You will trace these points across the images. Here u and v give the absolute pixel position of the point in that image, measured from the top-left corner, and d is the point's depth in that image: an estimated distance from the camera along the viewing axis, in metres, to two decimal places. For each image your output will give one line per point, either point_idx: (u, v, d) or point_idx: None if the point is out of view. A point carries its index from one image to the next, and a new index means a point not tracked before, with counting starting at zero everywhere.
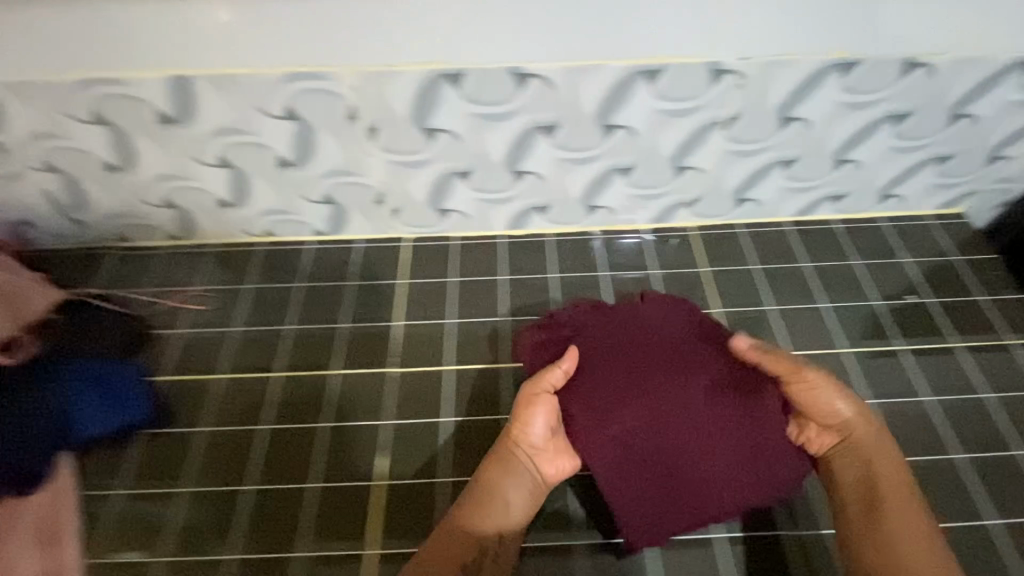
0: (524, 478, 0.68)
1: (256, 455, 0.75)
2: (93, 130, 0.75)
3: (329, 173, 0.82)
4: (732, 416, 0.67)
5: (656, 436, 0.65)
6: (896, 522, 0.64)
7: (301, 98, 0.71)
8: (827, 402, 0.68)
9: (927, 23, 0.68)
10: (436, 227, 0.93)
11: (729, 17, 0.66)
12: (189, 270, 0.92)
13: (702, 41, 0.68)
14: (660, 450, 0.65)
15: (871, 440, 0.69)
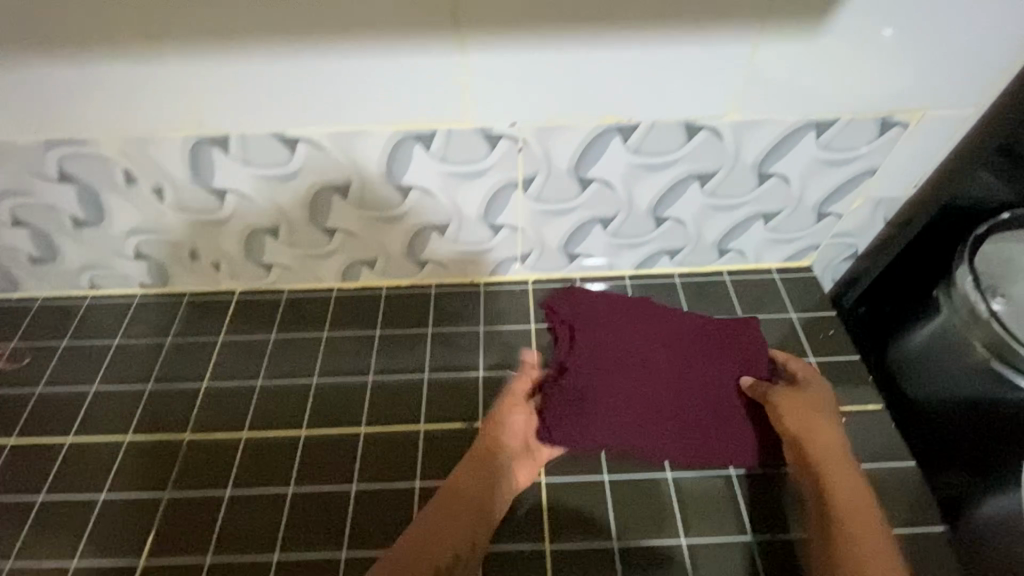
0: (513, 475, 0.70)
1: (25, 528, 0.74)
2: None
3: (128, 233, 0.81)
4: (706, 351, 0.74)
5: (654, 366, 0.72)
6: (872, 540, 0.58)
7: (71, 161, 0.70)
8: (798, 414, 0.69)
9: (701, 87, 0.66)
10: (264, 280, 0.91)
11: (486, 82, 0.63)
12: (9, 323, 0.90)
13: (463, 109, 0.66)
14: (706, 372, 0.72)
15: (838, 454, 0.67)
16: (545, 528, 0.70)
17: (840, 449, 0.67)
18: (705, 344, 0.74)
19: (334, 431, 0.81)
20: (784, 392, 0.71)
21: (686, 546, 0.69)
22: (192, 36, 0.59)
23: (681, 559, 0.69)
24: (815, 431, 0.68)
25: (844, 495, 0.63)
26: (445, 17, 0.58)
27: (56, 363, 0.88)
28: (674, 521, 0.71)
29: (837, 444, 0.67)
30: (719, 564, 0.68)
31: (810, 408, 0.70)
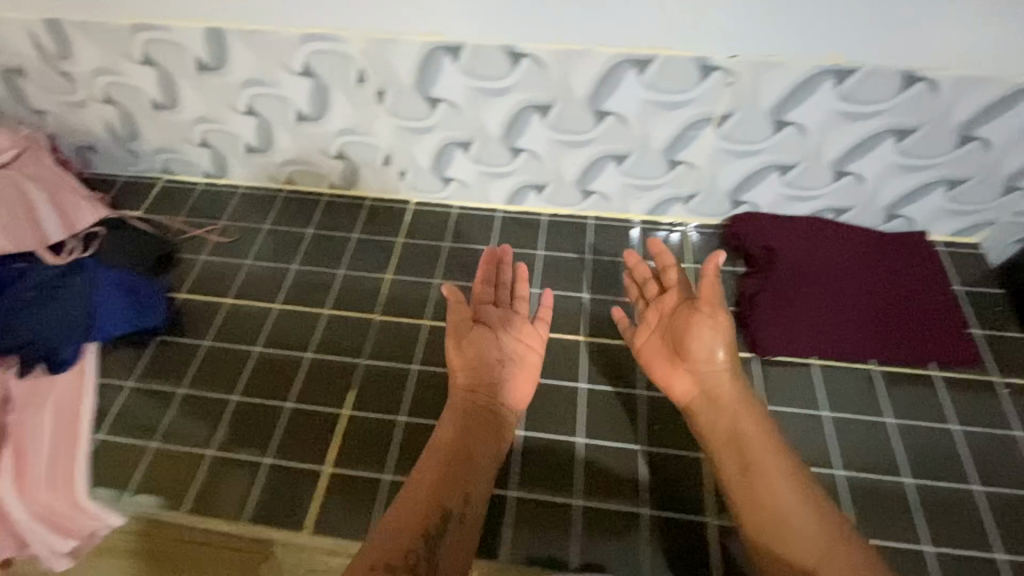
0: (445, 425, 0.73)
1: (246, 369, 0.84)
2: (129, 79, 0.86)
3: (339, 132, 0.90)
4: (894, 271, 0.87)
5: (846, 275, 0.86)
6: (777, 475, 0.67)
7: (318, 56, 0.79)
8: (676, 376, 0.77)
9: (929, 34, 0.68)
10: (438, 193, 0.98)
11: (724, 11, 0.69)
12: (218, 205, 1.02)
13: (687, 39, 0.71)
14: (892, 287, 0.86)
15: (732, 394, 0.73)
16: (699, 441, 0.77)
17: (734, 389, 0.73)
18: (895, 266, 0.87)
19: None
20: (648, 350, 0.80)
21: (840, 478, 0.73)
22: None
23: (836, 489, 0.72)
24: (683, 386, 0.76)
25: (736, 427, 0.71)
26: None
27: (256, 239, 0.98)
28: (828, 454, 0.75)
29: (731, 385, 0.73)
30: (880, 500, 0.71)
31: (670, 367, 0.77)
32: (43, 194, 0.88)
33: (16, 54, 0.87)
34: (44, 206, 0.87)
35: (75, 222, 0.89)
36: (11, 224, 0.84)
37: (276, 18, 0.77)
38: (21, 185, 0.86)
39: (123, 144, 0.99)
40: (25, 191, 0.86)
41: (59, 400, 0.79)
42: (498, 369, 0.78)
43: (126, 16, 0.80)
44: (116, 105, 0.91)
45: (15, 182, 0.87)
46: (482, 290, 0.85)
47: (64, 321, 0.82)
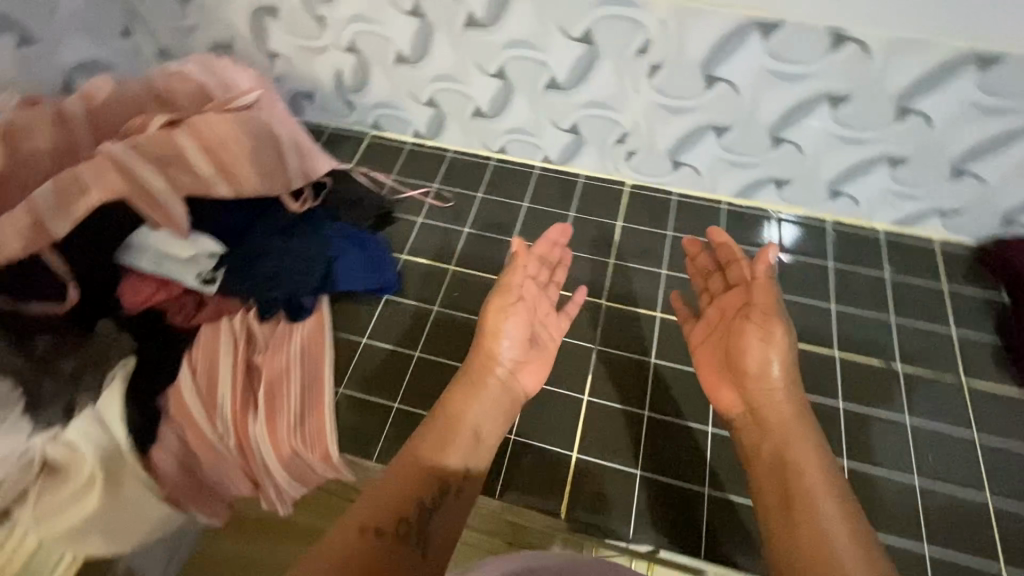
0: (473, 400, 0.67)
1: None
2: (384, 30, 0.84)
3: (585, 104, 0.85)
4: None
5: None
6: (824, 496, 0.57)
7: (606, 23, 0.74)
8: (726, 389, 0.70)
9: None
10: (661, 177, 0.94)
11: None
12: (428, 166, 1.01)
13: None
14: None
15: (781, 409, 0.65)
16: (984, 478, 0.71)
17: (778, 404, 0.65)
18: None
19: None
20: (703, 352, 0.75)
21: None
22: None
23: None
24: (727, 395, 0.70)
25: (786, 453, 0.62)
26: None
27: (471, 207, 0.96)
28: None
29: (780, 403, 0.65)
30: None
31: (731, 382, 0.70)
32: (286, 134, 0.86)
33: None
34: (288, 149, 0.85)
35: (310, 169, 0.88)
36: (263, 165, 0.81)
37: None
38: (270, 126, 0.84)
39: (344, 94, 0.98)
40: (273, 131, 0.84)
41: (300, 343, 0.79)
42: (493, 340, 0.71)
43: None
44: (357, 55, 0.90)
45: (264, 120, 0.84)
46: (529, 263, 0.78)
47: (302, 271, 0.81)
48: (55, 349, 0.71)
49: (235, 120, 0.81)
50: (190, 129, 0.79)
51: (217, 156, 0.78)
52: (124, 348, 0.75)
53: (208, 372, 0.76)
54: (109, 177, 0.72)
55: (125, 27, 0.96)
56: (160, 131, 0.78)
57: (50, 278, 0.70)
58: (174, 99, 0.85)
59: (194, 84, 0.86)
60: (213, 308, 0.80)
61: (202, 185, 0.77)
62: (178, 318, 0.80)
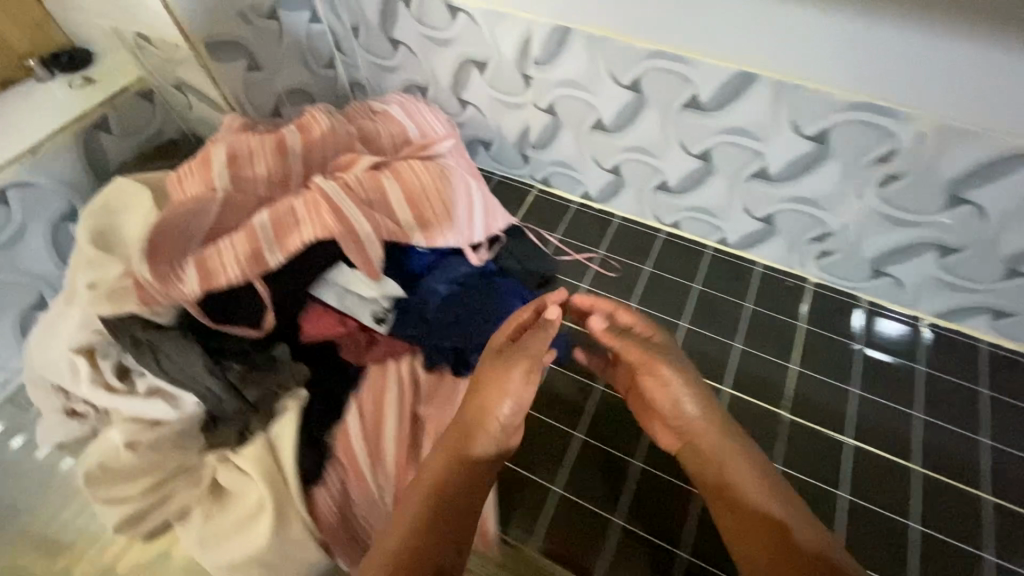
0: (439, 459, 0.61)
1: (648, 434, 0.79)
2: (590, 98, 0.82)
3: (790, 199, 0.80)
4: None
5: None
6: (751, 492, 0.58)
7: (851, 128, 0.68)
8: (658, 425, 0.69)
9: None
10: (852, 282, 0.87)
11: None
12: (594, 229, 0.99)
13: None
14: None
15: (712, 438, 0.63)
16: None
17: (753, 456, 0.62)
18: None
19: (946, 483, 0.75)
20: (635, 405, 0.72)
21: None
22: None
23: None
24: (690, 452, 0.64)
25: (723, 479, 0.60)
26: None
27: (640, 282, 0.93)
28: None
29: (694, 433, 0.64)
30: None
31: (668, 412, 0.66)
32: (476, 186, 0.87)
33: (487, 49, 0.85)
34: (476, 201, 0.86)
35: (491, 223, 0.88)
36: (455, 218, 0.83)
37: (850, 79, 0.64)
38: (465, 178, 0.85)
39: (525, 148, 0.98)
40: (467, 183, 0.85)
41: (469, 405, 0.78)
42: (491, 397, 0.62)
43: (638, 36, 0.72)
44: (552, 117, 0.89)
45: (459, 173, 0.86)
46: (532, 340, 0.66)
47: (472, 324, 0.79)
48: (243, 376, 0.73)
49: (437, 171, 0.83)
50: (395, 175, 0.81)
51: (417, 205, 0.80)
52: (299, 378, 0.75)
53: (376, 416, 0.75)
54: (326, 220, 0.74)
55: (330, 57, 0.99)
56: (367, 173, 0.80)
57: (252, 303, 0.73)
58: (374, 139, 0.88)
59: (396, 127, 0.89)
60: (382, 350, 0.79)
61: (401, 232, 0.79)
62: (350, 355, 0.79)
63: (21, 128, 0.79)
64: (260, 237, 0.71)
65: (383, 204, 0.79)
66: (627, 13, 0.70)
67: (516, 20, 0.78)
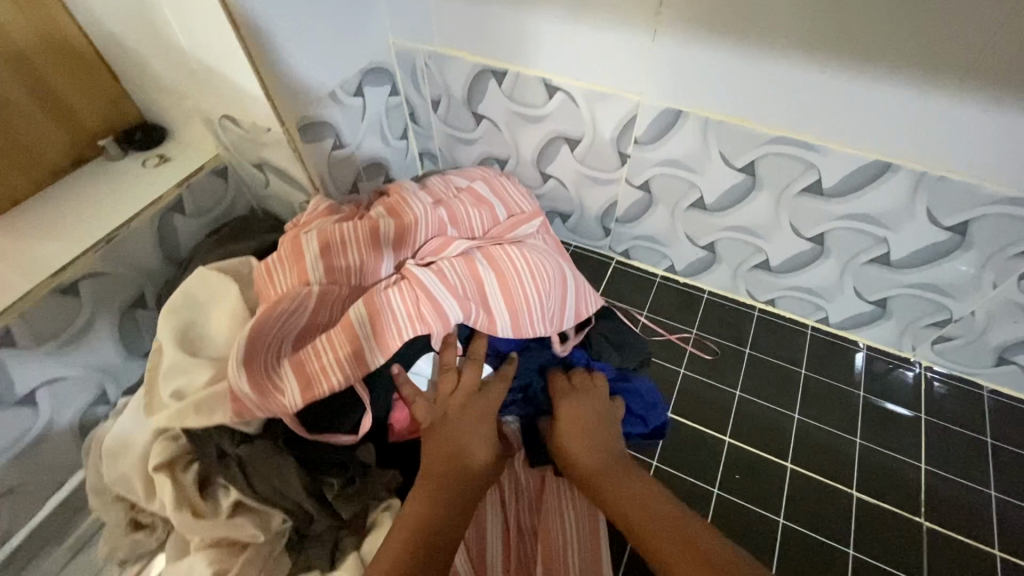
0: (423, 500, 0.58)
1: (778, 547, 0.72)
2: (694, 178, 0.79)
3: (913, 285, 0.76)
4: None
5: None
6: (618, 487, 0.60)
7: (998, 221, 0.64)
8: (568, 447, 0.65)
9: None
10: (970, 366, 0.82)
11: None
12: (684, 306, 0.94)
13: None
14: None
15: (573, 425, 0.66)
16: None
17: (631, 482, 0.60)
18: None
19: None
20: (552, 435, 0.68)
21: None
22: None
23: None
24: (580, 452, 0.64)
25: (596, 473, 0.62)
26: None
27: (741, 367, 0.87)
28: None
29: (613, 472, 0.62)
30: None
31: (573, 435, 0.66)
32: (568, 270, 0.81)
33: (582, 127, 0.81)
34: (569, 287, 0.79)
35: (581, 308, 0.80)
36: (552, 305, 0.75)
37: (1004, 173, 0.60)
38: (557, 262, 0.79)
39: (607, 221, 0.94)
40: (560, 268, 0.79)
41: (575, 522, 0.70)
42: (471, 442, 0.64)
43: (758, 121, 0.69)
44: (646, 194, 0.86)
45: (552, 257, 0.80)
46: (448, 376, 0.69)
47: None
48: (337, 497, 0.66)
49: (532, 256, 0.76)
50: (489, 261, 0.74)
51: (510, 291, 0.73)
52: (388, 487, 0.68)
53: (477, 532, 0.68)
54: (424, 318, 0.66)
55: (404, 128, 0.96)
56: (462, 261, 0.73)
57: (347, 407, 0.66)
58: (460, 219, 0.81)
59: (483, 204, 0.84)
60: None
61: (489, 321, 0.72)
62: None
63: (100, 215, 0.75)
64: (359, 332, 0.64)
65: (476, 293, 0.72)
66: (749, 99, 0.67)
67: (621, 101, 0.75)
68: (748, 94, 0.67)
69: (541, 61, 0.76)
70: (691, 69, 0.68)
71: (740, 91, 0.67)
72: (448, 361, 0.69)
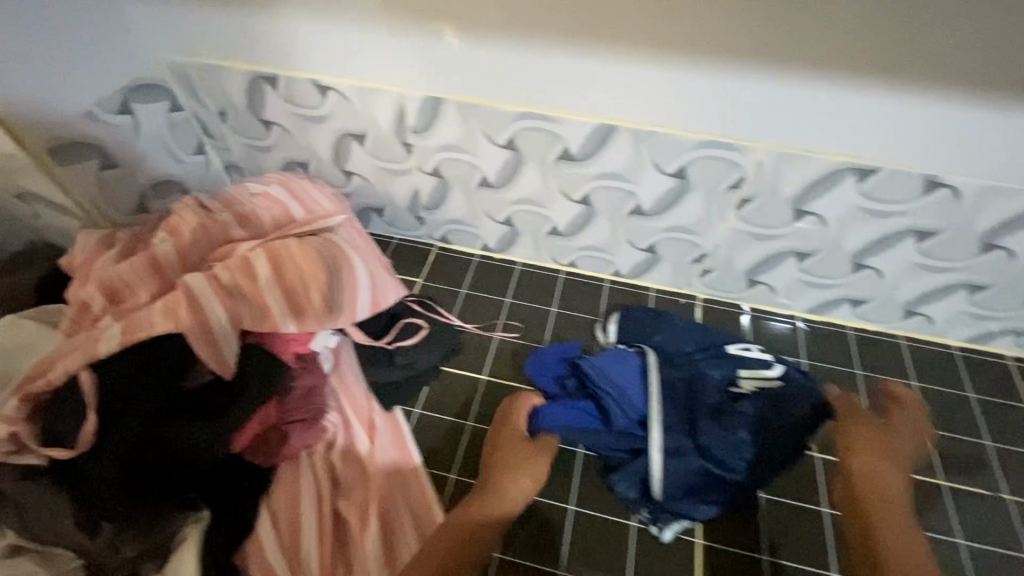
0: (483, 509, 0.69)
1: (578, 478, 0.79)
2: (466, 155, 0.85)
3: (668, 228, 0.87)
4: None
5: None
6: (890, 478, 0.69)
7: (702, 161, 0.76)
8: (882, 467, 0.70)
9: None
10: (737, 294, 0.94)
11: None
12: (500, 279, 1.01)
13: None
14: None
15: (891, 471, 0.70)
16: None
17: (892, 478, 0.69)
18: None
19: None
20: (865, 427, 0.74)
21: None
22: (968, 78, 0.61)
23: None
24: (866, 441, 0.73)
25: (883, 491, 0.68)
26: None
27: (548, 324, 0.96)
28: None
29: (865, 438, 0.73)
30: None
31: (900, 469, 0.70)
32: (362, 262, 0.82)
33: (363, 123, 0.85)
34: (363, 279, 0.81)
35: (381, 299, 0.83)
36: (342, 294, 0.78)
37: (689, 121, 0.73)
38: (345, 252, 0.80)
39: (416, 211, 0.99)
40: (350, 258, 0.80)
41: (404, 503, 0.73)
42: (510, 488, 0.71)
43: (499, 100, 0.77)
44: (436, 177, 0.91)
45: (341, 251, 0.80)
46: (197, 345, 0.69)
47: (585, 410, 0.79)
48: (118, 535, 0.63)
49: (312, 248, 0.77)
50: (265, 252, 0.76)
51: (282, 276, 0.75)
52: (184, 504, 0.67)
53: (294, 530, 0.69)
54: (178, 318, 0.68)
55: (199, 143, 0.94)
56: (235, 258, 0.75)
57: (72, 427, 0.64)
58: (254, 218, 0.83)
59: (278, 206, 0.85)
60: (295, 444, 0.75)
61: (257, 304, 0.73)
62: (260, 459, 0.74)
63: None
64: (104, 344, 0.67)
65: (250, 282, 0.74)
66: (484, 77, 0.75)
67: (385, 93, 0.80)
68: (483, 74, 0.74)
69: (304, 62, 0.79)
70: (434, 59, 0.74)
71: (476, 72, 0.75)
72: (201, 344, 0.69)
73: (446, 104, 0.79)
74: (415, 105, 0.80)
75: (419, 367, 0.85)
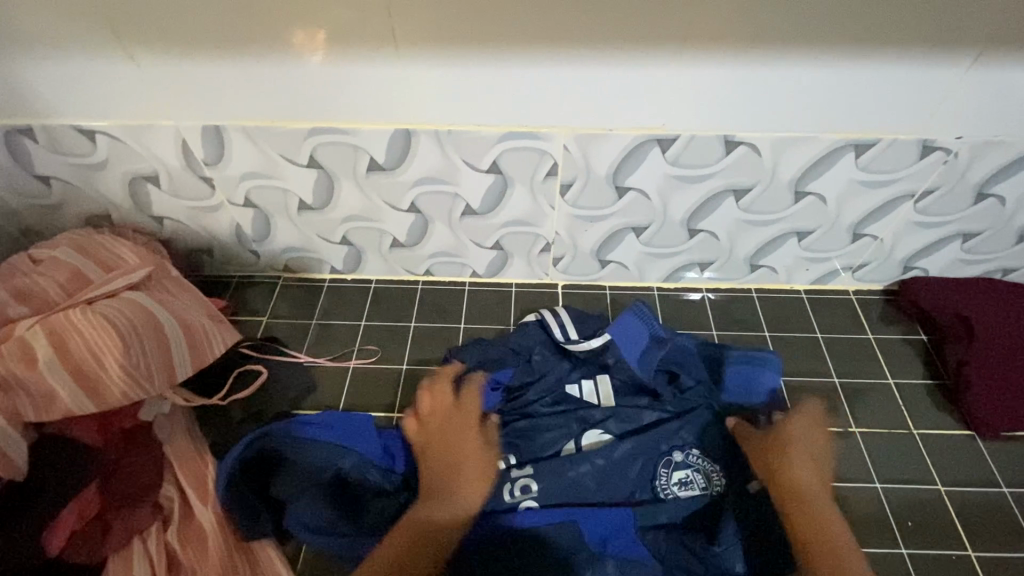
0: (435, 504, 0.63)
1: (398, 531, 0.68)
2: (274, 180, 0.79)
3: (505, 223, 0.84)
4: None
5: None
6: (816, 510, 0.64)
7: (513, 151, 0.73)
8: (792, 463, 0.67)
9: None
10: (593, 276, 0.93)
11: (962, 104, 0.67)
12: (353, 302, 0.94)
13: (926, 122, 0.69)
14: None
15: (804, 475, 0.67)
16: (960, 534, 0.72)
17: (805, 445, 0.70)
18: None
19: None
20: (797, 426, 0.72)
21: None
22: (734, 33, 0.61)
23: None
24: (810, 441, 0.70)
25: (799, 501, 0.64)
26: (976, 41, 0.61)
27: (407, 341, 0.90)
28: None
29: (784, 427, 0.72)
30: None
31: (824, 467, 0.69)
32: (171, 317, 0.75)
33: (150, 162, 0.77)
34: (175, 336, 0.74)
35: (204, 353, 0.77)
36: (150, 358, 0.71)
37: (487, 115, 0.70)
38: (149, 310, 0.73)
39: (245, 245, 0.90)
40: (154, 316, 0.73)
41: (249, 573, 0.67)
42: (453, 480, 0.65)
43: (289, 120, 0.72)
44: (252, 209, 0.83)
45: (144, 310, 0.73)
46: None
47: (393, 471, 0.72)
48: None
49: (103, 315, 0.70)
50: (48, 330, 0.68)
51: (70, 354, 0.67)
52: None
53: None
54: None
55: None
56: (11, 342, 0.67)
57: None
58: (36, 291, 0.73)
59: (66, 269, 0.76)
60: (122, 529, 0.67)
61: (44, 390, 0.66)
62: (79, 556, 0.65)
63: None
64: None
65: (29, 368, 0.66)
66: (265, 99, 0.69)
67: (162, 129, 0.73)
68: (263, 95, 0.69)
69: (64, 107, 0.71)
70: (204, 86, 0.68)
71: (255, 95, 0.69)
72: None
73: (234, 131, 0.73)
74: (200, 137, 0.73)
75: (266, 414, 0.80)
